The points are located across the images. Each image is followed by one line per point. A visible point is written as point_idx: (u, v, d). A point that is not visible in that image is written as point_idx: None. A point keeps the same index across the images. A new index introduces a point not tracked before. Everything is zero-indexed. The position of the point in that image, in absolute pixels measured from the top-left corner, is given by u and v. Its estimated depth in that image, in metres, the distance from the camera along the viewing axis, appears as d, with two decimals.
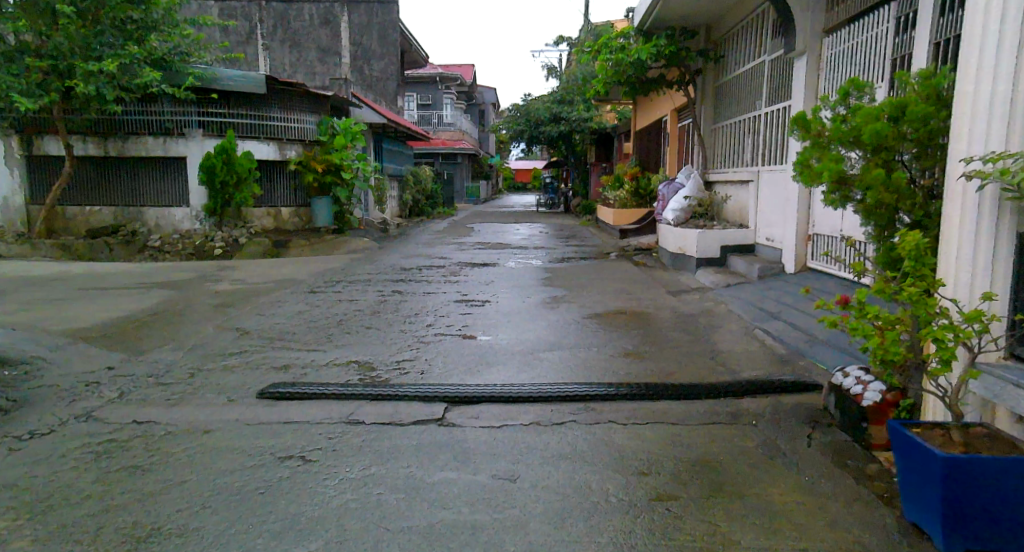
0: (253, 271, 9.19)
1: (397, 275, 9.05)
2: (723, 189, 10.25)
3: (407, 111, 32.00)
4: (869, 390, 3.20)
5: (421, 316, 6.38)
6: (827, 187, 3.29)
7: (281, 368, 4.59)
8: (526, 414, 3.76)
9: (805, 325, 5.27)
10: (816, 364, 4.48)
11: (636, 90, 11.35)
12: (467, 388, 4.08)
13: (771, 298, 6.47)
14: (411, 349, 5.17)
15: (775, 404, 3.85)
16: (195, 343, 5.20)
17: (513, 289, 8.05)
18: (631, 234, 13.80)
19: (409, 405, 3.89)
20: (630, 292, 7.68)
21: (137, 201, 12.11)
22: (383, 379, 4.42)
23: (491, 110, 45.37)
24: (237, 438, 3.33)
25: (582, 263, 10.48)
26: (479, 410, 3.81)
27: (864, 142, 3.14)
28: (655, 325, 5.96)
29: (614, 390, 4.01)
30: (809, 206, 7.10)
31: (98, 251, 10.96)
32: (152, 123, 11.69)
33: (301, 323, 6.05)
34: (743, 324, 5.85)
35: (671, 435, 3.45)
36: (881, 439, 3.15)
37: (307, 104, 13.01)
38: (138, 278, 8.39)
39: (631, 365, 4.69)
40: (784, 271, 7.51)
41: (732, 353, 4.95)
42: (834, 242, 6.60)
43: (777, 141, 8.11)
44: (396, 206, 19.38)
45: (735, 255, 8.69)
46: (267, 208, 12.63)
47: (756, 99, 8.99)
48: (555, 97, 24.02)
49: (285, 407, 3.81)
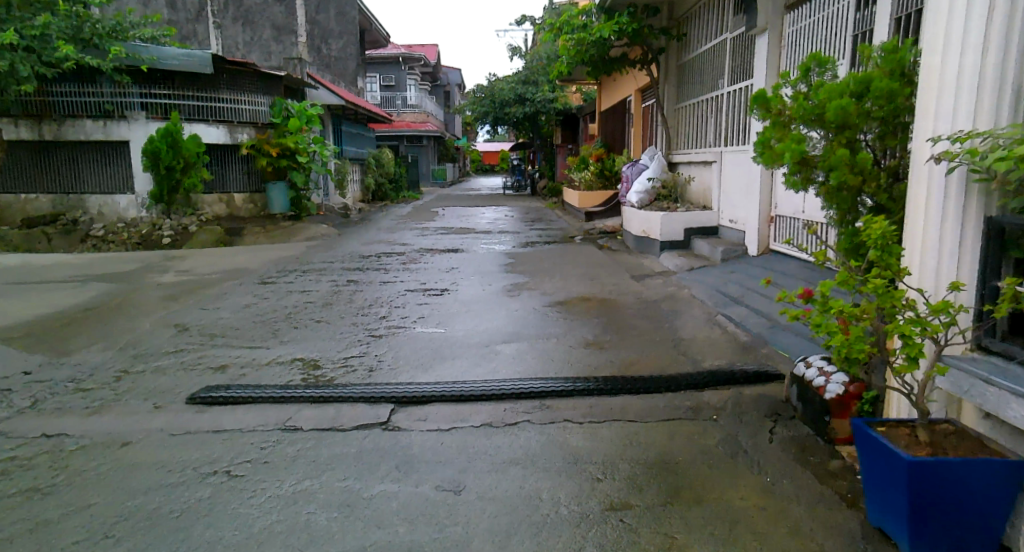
0: (202, 261, 8.79)
1: (355, 263, 8.73)
2: (687, 171, 10.12)
3: (369, 92, 31.28)
4: (831, 382, 3.05)
5: (377, 308, 6.11)
6: (788, 168, 3.11)
7: (218, 369, 4.30)
8: (477, 415, 3.54)
9: (769, 310, 5.13)
10: (778, 352, 4.34)
11: (598, 70, 11.11)
12: (417, 388, 3.85)
13: (733, 283, 6.35)
14: (362, 344, 4.90)
15: (736, 396, 3.69)
16: (127, 342, 4.87)
17: (473, 276, 7.80)
18: (597, 216, 13.62)
19: (353, 408, 3.64)
20: (593, 277, 7.50)
21: (77, 187, 11.54)
22: (327, 378, 4.16)
23: (457, 92, 44.85)
24: (155, 453, 3.05)
25: (546, 248, 10.30)
26: (427, 412, 3.58)
27: (825, 121, 2.94)
28: (617, 311, 5.80)
29: (570, 386, 3.82)
30: (772, 188, 6.98)
31: (37, 242, 10.39)
32: (90, 105, 11.11)
33: (247, 317, 5.73)
34: (707, 310, 5.71)
35: (629, 433, 3.27)
36: (845, 433, 3.00)
37: (259, 84, 12.47)
38: (76, 270, 7.93)
39: (590, 356, 4.51)
40: (747, 253, 7.42)
41: (695, 341, 4.79)
42: (797, 223, 6.49)
43: (740, 120, 7.98)
44: (358, 190, 18.94)
45: (699, 237, 8.57)
46: (218, 194, 12.17)
47: (718, 78, 8.83)
48: (520, 77, 23.71)
49: (216, 414, 3.53)
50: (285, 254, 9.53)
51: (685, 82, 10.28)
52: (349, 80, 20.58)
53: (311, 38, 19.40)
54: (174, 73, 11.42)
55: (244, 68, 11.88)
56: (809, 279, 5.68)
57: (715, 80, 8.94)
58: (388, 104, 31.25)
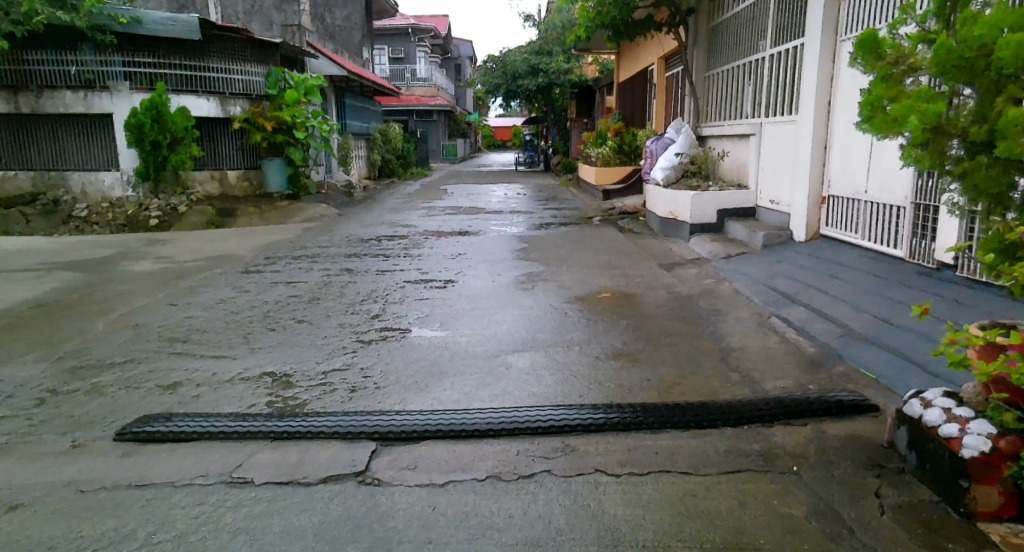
0: (184, 246, 8.03)
1: (351, 249, 7.93)
2: (719, 146, 9.14)
3: (378, 65, 30.23)
4: (970, 434, 2.26)
5: (369, 304, 5.30)
6: (914, 136, 2.29)
7: (168, 390, 3.51)
8: (481, 463, 2.72)
9: (838, 315, 4.24)
10: (857, 371, 3.47)
11: (620, 35, 10.11)
12: (408, 422, 3.03)
13: (783, 275, 5.45)
14: (348, 353, 4.10)
15: (818, 436, 2.84)
16: (70, 350, 4.11)
17: (482, 264, 6.95)
18: (615, 194, 12.66)
19: (323, 449, 2.84)
20: (616, 267, 6.64)
21: (58, 164, 10.77)
22: (298, 403, 3.36)
23: (468, 65, 43.61)
24: (48, 526, 2.28)
25: (562, 230, 9.44)
26: (418, 458, 2.77)
27: (977, 70, 2.14)
28: (647, 311, 4.94)
29: (600, 420, 3.00)
30: (823, 164, 6.08)
31: (14, 223, 9.66)
32: (70, 75, 10.33)
33: (220, 316, 4.95)
34: (756, 311, 4.83)
35: (683, 493, 2.47)
36: (990, 506, 2.21)
37: (252, 53, 11.56)
38: (46, 256, 7.18)
39: (620, 373, 3.67)
40: (792, 238, 6.52)
41: (749, 352, 3.92)
42: (854, 204, 5.60)
43: (784, 86, 7.06)
44: (364, 167, 18.08)
45: (735, 219, 7.65)
46: (210, 170, 11.35)
47: (756, 39, 7.88)
48: (533, 48, 22.60)
49: (146, 458, 2.74)
50: (277, 238, 8.73)
51: (717, 47, 9.27)
52: (354, 52, 19.62)
53: (315, 7, 18.41)
54: (159, 40, 10.56)
55: (236, 35, 11.00)
56: (878, 275, 4.77)
57: (753, 43, 7.98)
58: (397, 78, 30.20)
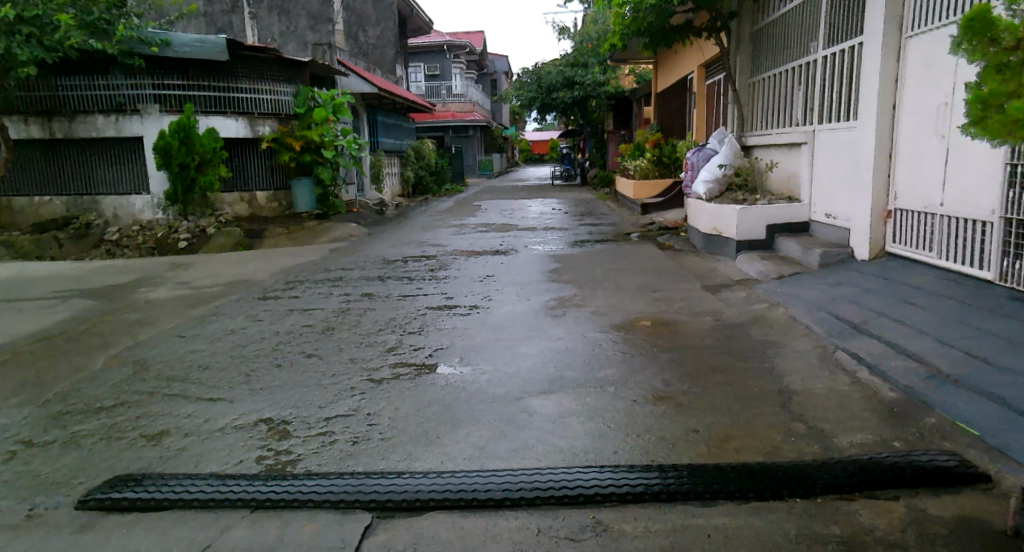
0: (206, 270, 7.79)
1: (375, 272, 7.56)
2: (766, 156, 8.53)
3: (413, 83, 30.23)
4: None
5: (385, 335, 4.89)
6: None
7: (150, 441, 3.13)
8: (494, 546, 2.25)
9: (919, 350, 3.65)
10: (953, 424, 2.89)
11: (657, 41, 9.59)
12: (412, 488, 2.56)
13: (845, 300, 4.86)
14: (354, 395, 3.67)
15: (914, 516, 2.28)
16: (59, 392, 3.79)
17: (510, 287, 6.49)
18: (654, 208, 12.09)
19: (308, 523, 2.40)
20: (655, 289, 6.11)
21: (91, 188, 10.76)
22: (289, 459, 2.94)
23: (503, 80, 43.49)
24: None
25: (598, 248, 8.93)
26: (420, 537, 2.31)
27: None
28: (691, 342, 4.41)
29: (639, 488, 2.50)
30: (888, 175, 5.47)
31: (46, 248, 9.64)
32: (101, 99, 10.32)
33: (226, 350, 4.60)
34: (817, 342, 4.25)
35: None
36: None
37: (282, 72, 11.40)
38: (65, 283, 6.99)
39: (662, 421, 3.16)
40: (852, 256, 5.89)
41: (815, 396, 3.37)
42: (926, 218, 4.98)
43: (840, 90, 6.45)
44: (397, 184, 17.88)
45: (786, 235, 7.04)
46: (239, 192, 11.23)
47: (807, 41, 7.29)
48: (568, 60, 22.19)
49: (103, 535, 2.35)
50: (301, 260, 8.44)
51: (762, 52, 8.69)
52: (387, 70, 19.51)
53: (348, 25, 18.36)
54: (188, 62, 10.49)
55: (264, 55, 10.86)
56: (963, 300, 4.16)
57: (803, 45, 7.40)
58: (432, 95, 30.15)
